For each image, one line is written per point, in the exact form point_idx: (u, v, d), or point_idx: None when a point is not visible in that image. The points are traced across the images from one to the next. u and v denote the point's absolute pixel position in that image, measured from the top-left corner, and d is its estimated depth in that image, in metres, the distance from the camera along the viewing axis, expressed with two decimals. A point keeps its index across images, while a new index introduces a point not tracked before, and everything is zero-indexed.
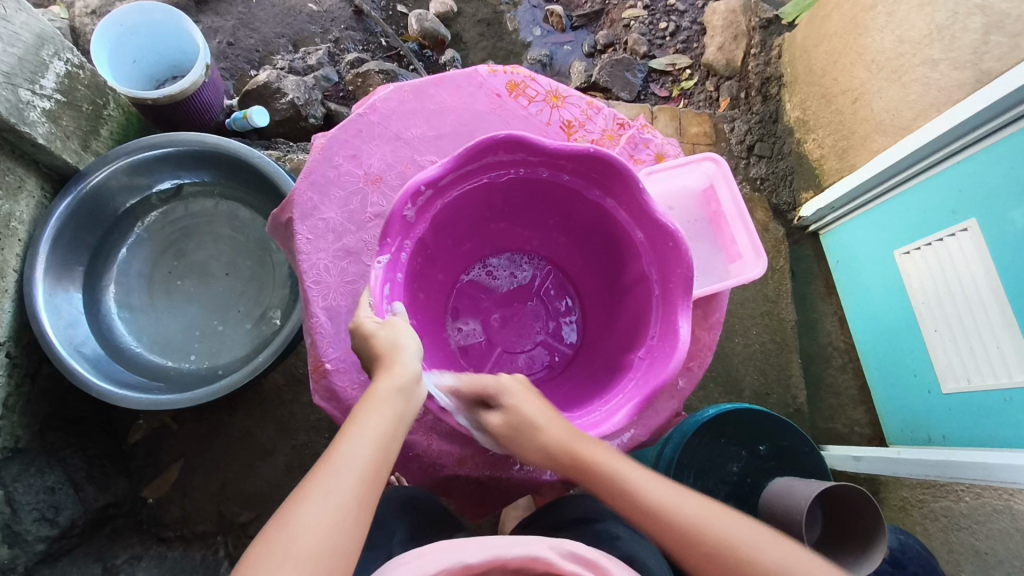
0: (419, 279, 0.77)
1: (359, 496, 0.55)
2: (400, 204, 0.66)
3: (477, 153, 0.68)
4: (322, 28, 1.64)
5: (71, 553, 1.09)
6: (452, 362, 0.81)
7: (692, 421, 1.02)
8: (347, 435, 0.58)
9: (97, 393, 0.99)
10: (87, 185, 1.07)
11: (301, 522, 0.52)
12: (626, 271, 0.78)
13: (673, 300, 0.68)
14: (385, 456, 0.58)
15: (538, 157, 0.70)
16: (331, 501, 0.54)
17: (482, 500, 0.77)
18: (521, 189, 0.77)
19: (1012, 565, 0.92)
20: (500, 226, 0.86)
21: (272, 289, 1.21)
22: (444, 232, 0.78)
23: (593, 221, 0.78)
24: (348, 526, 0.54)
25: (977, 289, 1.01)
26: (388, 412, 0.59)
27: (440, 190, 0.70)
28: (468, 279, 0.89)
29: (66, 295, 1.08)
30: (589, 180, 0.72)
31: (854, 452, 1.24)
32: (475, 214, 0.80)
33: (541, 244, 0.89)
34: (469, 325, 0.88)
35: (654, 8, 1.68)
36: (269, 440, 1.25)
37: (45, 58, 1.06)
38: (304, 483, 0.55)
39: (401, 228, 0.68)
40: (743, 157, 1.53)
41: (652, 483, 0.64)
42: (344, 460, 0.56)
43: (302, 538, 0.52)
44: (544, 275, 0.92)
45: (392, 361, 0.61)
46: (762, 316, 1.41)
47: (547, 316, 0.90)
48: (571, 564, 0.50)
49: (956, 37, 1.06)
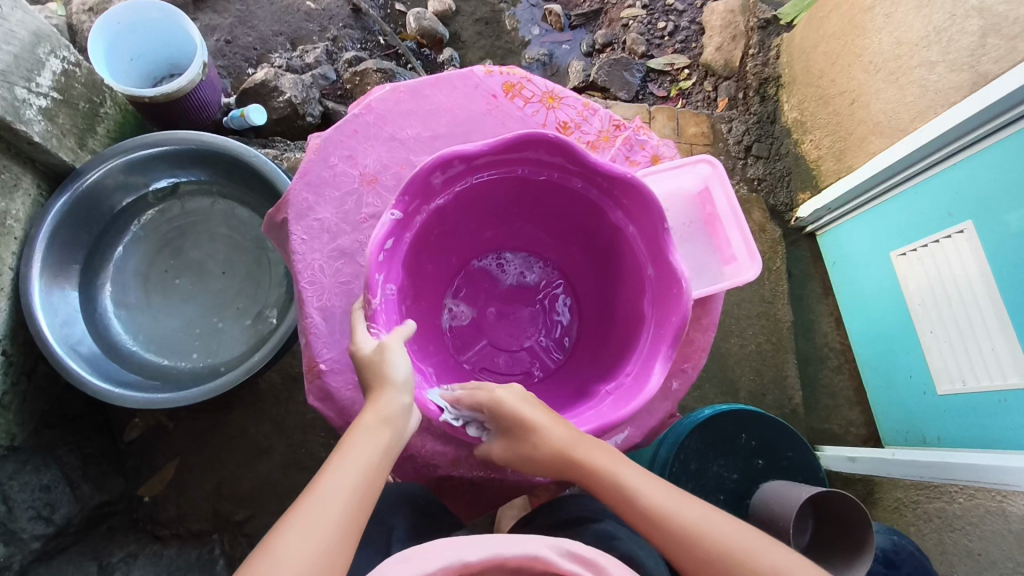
0: (426, 249, 0.78)
1: (345, 525, 0.55)
2: (428, 169, 0.66)
3: (516, 145, 0.68)
4: (320, 26, 1.64)
5: (66, 551, 1.09)
6: (433, 335, 0.83)
7: (686, 422, 1.05)
8: (335, 463, 0.58)
9: (93, 392, 0.99)
10: (84, 182, 1.07)
11: (285, 550, 0.52)
12: (631, 304, 0.77)
13: (660, 345, 0.67)
14: (372, 488, 0.58)
15: (577, 167, 0.71)
16: (317, 531, 0.53)
17: (476, 499, 0.77)
18: (550, 193, 0.77)
19: (1006, 566, 0.91)
20: (524, 225, 0.86)
21: (269, 288, 1.21)
22: (457, 215, 0.78)
23: (610, 241, 0.78)
24: (335, 556, 0.53)
25: (973, 290, 1.02)
26: (376, 444, 0.60)
27: (471, 168, 0.70)
28: (480, 265, 0.90)
29: (61, 294, 1.08)
30: (616, 200, 0.72)
31: (849, 453, 1.25)
32: (499, 204, 0.81)
33: (560, 255, 0.89)
34: (461, 308, 0.88)
35: (653, 8, 1.68)
36: (265, 438, 1.25)
37: (41, 56, 1.05)
38: (289, 512, 0.54)
39: (423, 192, 0.69)
40: (741, 158, 1.53)
41: (629, 470, 0.64)
42: (330, 490, 0.56)
43: (286, 567, 0.51)
44: (557, 287, 0.91)
45: (382, 392, 0.61)
46: (759, 316, 1.41)
47: (545, 325, 0.89)
48: (570, 563, 0.50)
49: (953, 40, 1.05)
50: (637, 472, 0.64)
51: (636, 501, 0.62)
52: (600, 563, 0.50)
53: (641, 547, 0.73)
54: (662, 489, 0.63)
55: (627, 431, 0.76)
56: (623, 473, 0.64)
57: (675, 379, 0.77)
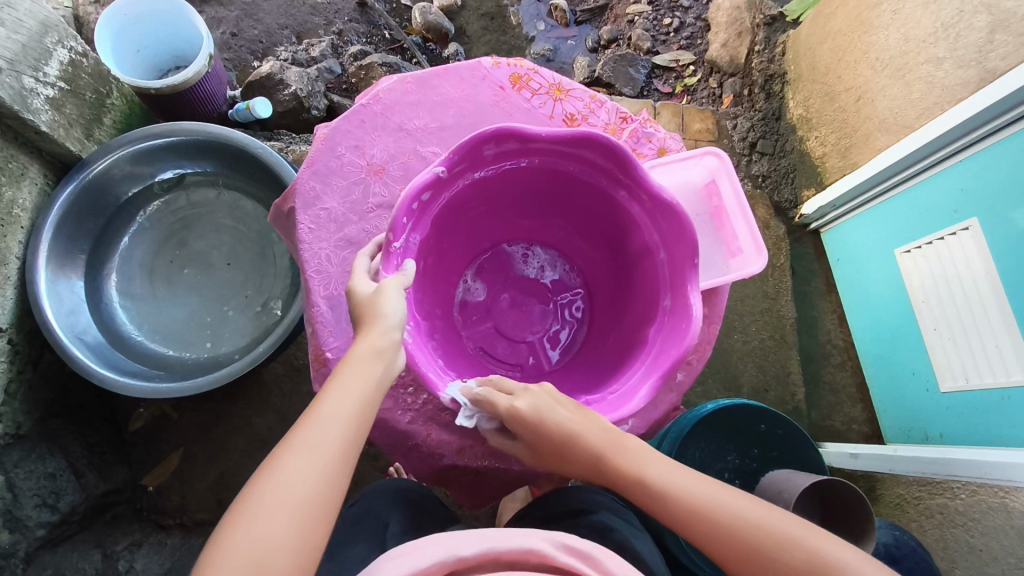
0: (447, 225, 0.78)
1: (341, 453, 0.56)
2: (484, 140, 0.67)
3: (578, 142, 0.69)
4: (326, 19, 1.64)
5: (70, 539, 1.10)
6: (442, 303, 0.83)
7: (689, 416, 1.01)
8: (331, 392, 0.58)
9: (98, 380, 0.99)
10: (90, 173, 1.07)
11: (284, 475, 0.53)
12: (632, 333, 0.78)
13: (653, 370, 0.67)
14: (366, 415, 0.59)
15: (626, 179, 0.71)
16: (315, 458, 0.54)
17: (480, 490, 0.78)
18: (593, 198, 0.78)
19: (1007, 563, 0.91)
20: (559, 222, 0.87)
21: (274, 279, 1.22)
22: (494, 195, 0.79)
23: (638, 256, 0.78)
24: (334, 479, 0.55)
25: (977, 286, 1.01)
26: (367, 376, 0.59)
27: (527, 152, 0.71)
28: (508, 250, 0.91)
29: (67, 282, 1.08)
30: (654, 223, 0.72)
31: (851, 449, 1.26)
32: (537, 192, 0.81)
33: (588, 262, 0.90)
34: (477, 285, 0.90)
35: (658, 4, 1.67)
36: (268, 429, 1.26)
37: (49, 46, 1.06)
38: (288, 438, 0.55)
39: (473, 159, 0.69)
40: (745, 154, 1.54)
41: (657, 467, 0.65)
42: (326, 417, 0.57)
43: (287, 491, 0.52)
44: (576, 295, 0.91)
45: (373, 326, 0.60)
46: (762, 313, 1.41)
47: (552, 326, 0.89)
48: (565, 556, 0.50)
49: (961, 36, 1.05)
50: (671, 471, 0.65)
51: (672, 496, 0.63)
52: (595, 556, 0.50)
53: (638, 541, 0.74)
54: (714, 488, 0.63)
55: (632, 422, 0.76)
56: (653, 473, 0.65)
57: (680, 371, 0.77)
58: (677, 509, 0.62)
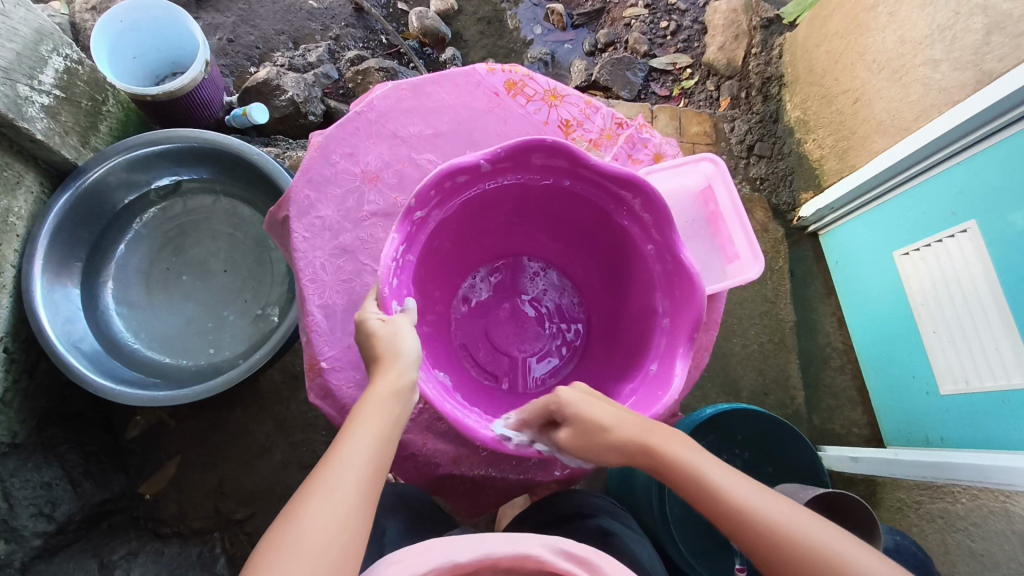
0: (451, 233, 0.78)
1: (361, 494, 0.55)
2: (531, 149, 0.67)
3: (623, 182, 0.68)
4: (322, 24, 1.64)
5: (67, 548, 1.10)
6: (441, 290, 0.84)
7: (688, 421, 1.02)
8: (349, 433, 0.58)
9: (95, 389, 0.99)
10: (87, 180, 1.07)
11: (307, 518, 0.52)
12: (613, 380, 0.76)
13: None
14: (385, 456, 0.59)
15: (656, 236, 0.69)
16: (336, 497, 0.54)
17: (475, 499, 0.77)
18: (619, 239, 0.76)
19: (1008, 566, 0.91)
20: (579, 252, 0.87)
21: (271, 287, 1.21)
22: (528, 205, 0.80)
23: (642, 314, 0.76)
24: (354, 522, 0.54)
25: (977, 289, 1.01)
26: (388, 414, 0.60)
27: (572, 174, 0.71)
28: (526, 265, 0.91)
29: (64, 292, 1.08)
30: (669, 289, 0.70)
31: (852, 453, 1.24)
32: (564, 216, 0.81)
33: (595, 303, 0.89)
34: (485, 286, 0.90)
35: (654, 8, 1.67)
36: (266, 437, 1.25)
37: (44, 54, 1.05)
38: (310, 480, 0.55)
39: (517, 161, 0.69)
40: (743, 157, 1.52)
41: (709, 462, 0.60)
42: (347, 458, 0.57)
43: (306, 533, 0.51)
44: (578, 332, 0.90)
45: (390, 364, 0.61)
46: (761, 316, 1.41)
47: (536, 354, 0.88)
48: (565, 563, 0.49)
49: (958, 38, 1.05)
50: (725, 472, 0.59)
51: (719, 497, 0.58)
52: (596, 562, 0.49)
53: (640, 548, 0.73)
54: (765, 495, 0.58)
55: None
56: (706, 468, 0.59)
57: None
58: (727, 511, 0.57)
